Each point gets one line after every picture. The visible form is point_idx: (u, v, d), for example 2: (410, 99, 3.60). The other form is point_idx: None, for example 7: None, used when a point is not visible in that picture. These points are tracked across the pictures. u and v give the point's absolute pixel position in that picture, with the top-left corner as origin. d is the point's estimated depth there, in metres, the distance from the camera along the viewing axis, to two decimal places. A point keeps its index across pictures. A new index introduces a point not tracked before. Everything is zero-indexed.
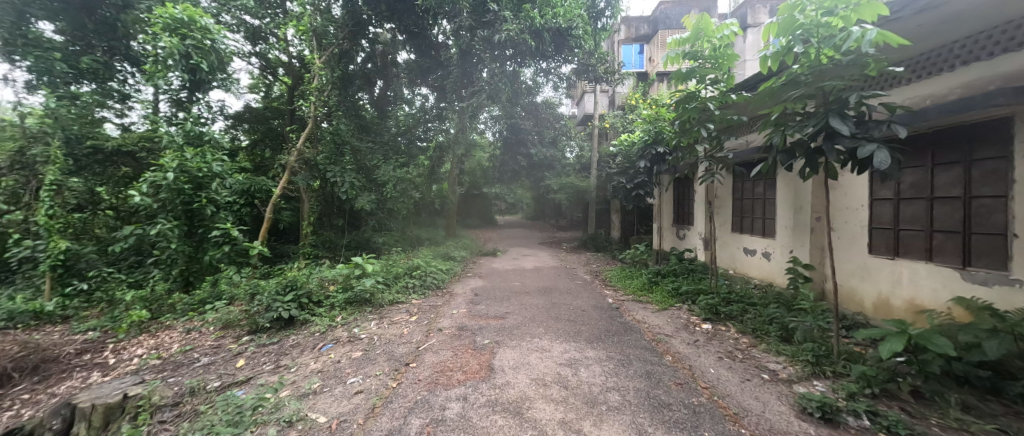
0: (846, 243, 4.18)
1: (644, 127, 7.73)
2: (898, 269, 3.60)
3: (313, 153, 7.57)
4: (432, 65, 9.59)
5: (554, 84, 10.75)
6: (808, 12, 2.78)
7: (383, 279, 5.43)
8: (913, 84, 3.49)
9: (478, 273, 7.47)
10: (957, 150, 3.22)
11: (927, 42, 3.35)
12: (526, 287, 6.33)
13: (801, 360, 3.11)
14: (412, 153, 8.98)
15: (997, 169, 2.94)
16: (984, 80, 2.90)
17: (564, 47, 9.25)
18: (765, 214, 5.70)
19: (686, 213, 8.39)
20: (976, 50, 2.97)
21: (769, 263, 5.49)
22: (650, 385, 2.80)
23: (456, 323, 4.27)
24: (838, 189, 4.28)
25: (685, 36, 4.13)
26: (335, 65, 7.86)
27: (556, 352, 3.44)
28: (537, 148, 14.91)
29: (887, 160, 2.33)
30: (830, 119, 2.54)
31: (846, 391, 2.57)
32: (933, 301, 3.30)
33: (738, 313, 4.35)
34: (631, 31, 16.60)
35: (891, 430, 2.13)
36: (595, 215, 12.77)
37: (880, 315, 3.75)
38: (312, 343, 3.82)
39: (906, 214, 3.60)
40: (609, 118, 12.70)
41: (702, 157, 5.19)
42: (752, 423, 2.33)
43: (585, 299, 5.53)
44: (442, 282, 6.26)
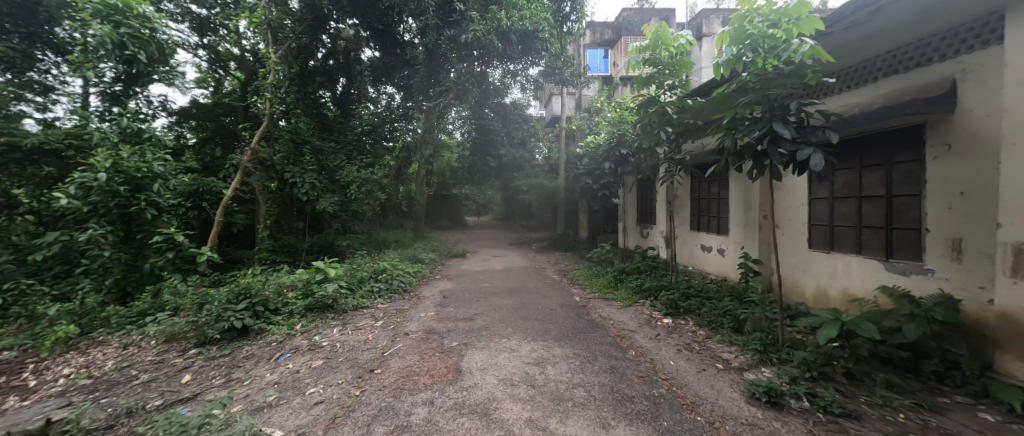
0: (789, 239, 4.53)
1: (608, 130, 7.99)
2: (834, 262, 3.95)
3: (269, 153, 7.16)
4: (398, 63, 9.37)
5: (521, 85, 10.91)
6: (756, 23, 3.02)
7: (348, 284, 5.23)
8: (844, 93, 3.86)
9: (448, 276, 7.39)
10: (880, 153, 3.56)
11: (854, 56, 3.75)
12: (495, 288, 6.33)
13: (751, 349, 3.33)
14: (379, 154, 8.66)
15: (913, 171, 3.28)
16: (902, 91, 3.27)
17: (531, 50, 9.36)
18: (720, 213, 6.05)
19: (649, 212, 8.74)
20: (893, 65, 3.40)
21: (724, 259, 5.83)
22: (614, 380, 2.89)
23: (423, 327, 4.20)
24: (782, 189, 4.63)
25: (645, 44, 4.37)
26: (291, 58, 7.63)
27: (524, 352, 3.47)
28: (506, 148, 14.92)
29: (822, 163, 2.56)
30: (773, 124, 2.77)
31: (788, 376, 2.75)
32: (863, 289, 3.65)
33: (696, 307, 4.58)
34: (595, 35, 17.09)
35: (827, 410, 2.33)
36: (563, 215, 12.98)
37: (819, 304, 4.10)
38: (268, 354, 3.61)
39: (840, 212, 3.95)
40: (577, 120, 12.93)
41: (662, 159, 5.44)
42: (707, 410, 2.47)
43: (552, 298, 5.60)
44: (410, 285, 6.12)
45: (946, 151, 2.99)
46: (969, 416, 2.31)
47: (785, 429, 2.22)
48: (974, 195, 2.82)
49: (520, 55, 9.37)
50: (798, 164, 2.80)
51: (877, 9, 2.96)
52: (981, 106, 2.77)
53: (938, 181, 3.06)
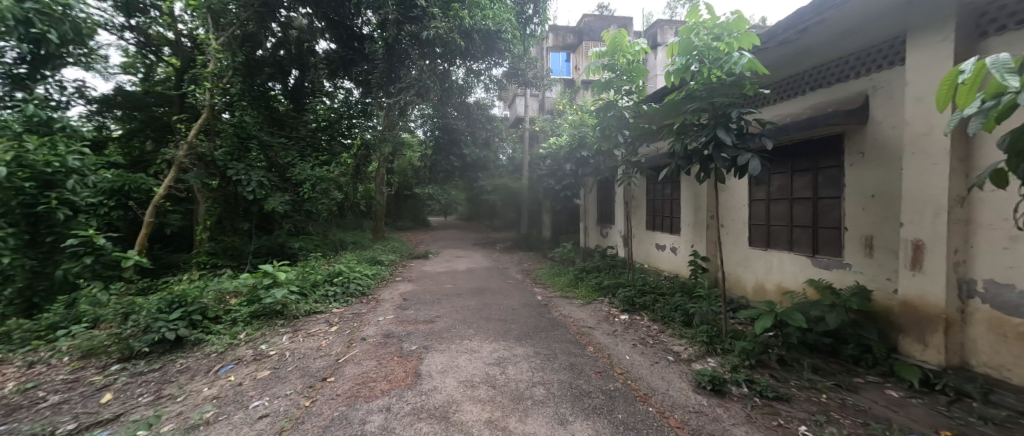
0: (733, 238, 4.88)
1: (569, 132, 8.17)
2: (770, 258, 4.30)
3: (209, 148, 6.58)
4: (357, 57, 9.00)
5: (485, 85, 10.91)
6: (702, 36, 3.22)
7: (299, 288, 4.95)
8: (777, 104, 4.23)
9: (409, 277, 7.20)
10: (807, 159, 3.93)
11: (784, 71, 4.13)
12: (457, 289, 6.25)
13: (698, 340, 3.55)
14: (336, 152, 8.24)
15: (834, 176, 3.65)
16: (826, 103, 3.63)
17: (494, 50, 9.36)
18: (672, 213, 6.38)
19: (608, 213, 9.05)
20: (816, 80, 3.79)
21: (676, 257, 6.17)
22: (573, 376, 2.96)
23: (382, 331, 4.07)
24: (726, 191, 4.98)
25: (604, 50, 4.56)
26: (235, 45, 7.15)
27: (485, 352, 3.46)
28: (470, 148, 14.17)
29: (760, 167, 2.81)
30: (718, 131, 2.99)
31: (730, 364, 2.96)
32: (794, 282, 4.00)
33: (651, 303, 4.81)
34: (558, 39, 17.46)
35: (763, 395, 2.54)
36: (526, 216, 13.09)
37: (758, 297, 4.45)
38: (206, 366, 3.33)
39: (775, 212, 4.31)
40: (540, 121, 13.09)
41: (620, 162, 5.67)
42: (658, 401, 2.60)
43: (515, 298, 5.63)
44: (368, 288, 5.88)
45: (860, 158, 3.36)
46: (878, 393, 2.62)
47: (726, 415, 2.40)
48: (882, 198, 3.19)
49: (483, 55, 9.37)
50: (739, 168, 3.04)
51: (804, 28, 3.29)
52: (887, 119, 3.15)
53: (854, 184, 3.43)
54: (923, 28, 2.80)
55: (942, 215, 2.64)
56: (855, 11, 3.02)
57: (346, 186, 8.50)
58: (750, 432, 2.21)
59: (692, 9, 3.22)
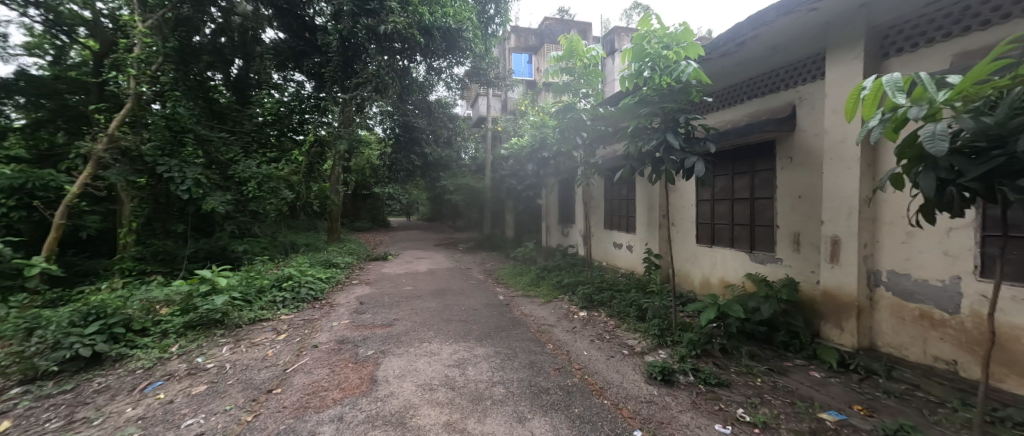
0: (682, 236, 5.18)
1: (531, 132, 8.22)
2: (714, 255, 4.61)
3: (135, 141, 5.80)
4: (308, 49, 8.79)
5: (446, 83, 10.82)
6: (653, 43, 3.38)
7: (242, 295, 4.59)
8: (719, 111, 4.54)
9: (367, 280, 6.93)
10: (745, 163, 4.25)
11: (724, 81, 4.45)
12: (418, 291, 6.11)
13: (650, 334, 3.73)
14: (286, 148, 7.67)
15: (768, 179, 3.98)
16: (761, 112, 3.96)
17: (455, 48, 9.28)
18: (629, 213, 6.65)
19: (568, 213, 9.26)
20: (751, 91, 4.12)
21: (632, 255, 6.44)
22: (532, 374, 3.00)
23: (335, 337, 3.89)
24: (676, 192, 5.28)
25: (561, 54, 4.65)
26: (165, 29, 6.51)
27: (444, 354, 3.42)
28: (431, 147, 13.92)
29: (705, 170, 3.01)
30: (667, 135, 3.18)
31: (678, 354, 3.14)
32: (734, 276, 4.32)
33: (608, 299, 4.98)
34: (520, 40, 17.60)
35: (707, 382, 2.73)
36: (488, 216, 13.07)
37: (704, 290, 4.77)
38: (129, 385, 2.99)
39: (718, 211, 4.62)
40: (502, 122, 13.11)
41: (579, 163, 5.82)
42: (613, 393, 2.69)
43: (477, 299, 5.62)
44: (321, 292, 5.58)
45: (789, 162, 3.69)
46: (803, 375, 2.91)
47: (674, 403, 2.54)
48: (807, 199, 3.53)
49: (444, 52, 9.27)
50: (686, 170, 3.24)
51: (742, 41, 3.57)
52: (810, 127, 3.48)
53: (784, 186, 3.77)
54: (839, 48, 3.13)
55: (854, 214, 2.97)
56: (785, 27, 3.32)
57: (297, 184, 8.01)
58: (695, 418, 2.36)
59: (642, 17, 3.35)
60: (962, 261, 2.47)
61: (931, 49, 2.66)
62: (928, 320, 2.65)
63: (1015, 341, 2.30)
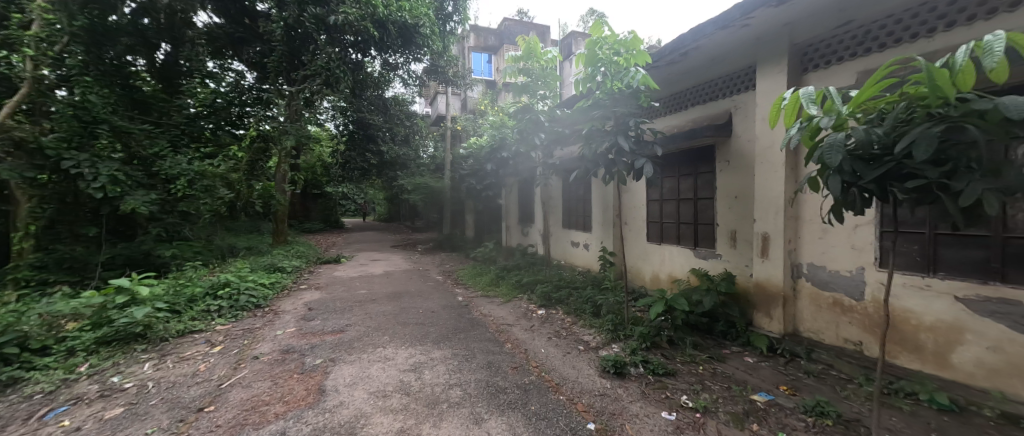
0: (634, 234, 5.43)
1: (491, 132, 8.17)
2: (663, 252, 4.88)
3: (33, 133, 4.98)
4: (248, 36, 8.18)
5: (402, 80, 10.57)
6: (604, 50, 3.50)
7: (169, 305, 4.16)
8: (666, 116, 4.81)
9: (317, 285, 6.55)
10: (689, 165, 4.53)
11: (670, 89, 4.73)
12: (373, 294, 5.88)
13: (604, 329, 3.87)
14: (224, 143, 7.01)
15: (709, 180, 4.28)
16: (703, 118, 4.24)
17: (412, 44, 9.09)
18: (585, 212, 6.85)
19: (528, 213, 9.36)
20: (694, 98, 4.40)
21: (589, 253, 6.65)
22: (490, 375, 3.00)
23: (279, 346, 3.64)
24: (628, 192, 5.51)
25: (519, 55, 4.64)
26: (72, 5, 5.74)
27: (400, 359, 3.31)
28: (388, 145, 13.51)
29: (653, 172, 3.19)
30: (618, 138, 3.37)
31: (630, 348, 3.29)
32: (680, 271, 4.61)
33: (565, 297, 5.10)
34: (479, 40, 17.53)
35: (656, 373, 2.88)
36: (448, 216, 12.86)
37: (653, 286, 5.03)
38: (25, 412, 2.60)
39: (665, 211, 4.89)
40: (461, 121, 12.99)
41: (539, 163, 5.90)
42: (569, 389, 2.76)
43: (435, 300, 5.51)
44: (264, 299, 5.20)
45: (727, 165, 3.99)
46: (739, 360, 3.16)
47: (625, 394, 2.66)
48: (742, 199, 3.84)
49: (400, 48, 9.05)
50: (636, 171, 3.44)
51: (685, 52, 3.81)
52: (744, 133, 3.78)
53: (723, 188, 4.06)
54: (770, 62, 3.41)
55: (781, 213, 3.27)
56: (722, 40, 3.60)
57: (239, 183, 7.39)
58: (644, 407, 2.48)
59: (594, 23, 3.43)
60: (866, 253, 2.81)
61: (842, 67, 3.00)
62: (840, 306, 2.98)
63: (905, 321, 2.66)
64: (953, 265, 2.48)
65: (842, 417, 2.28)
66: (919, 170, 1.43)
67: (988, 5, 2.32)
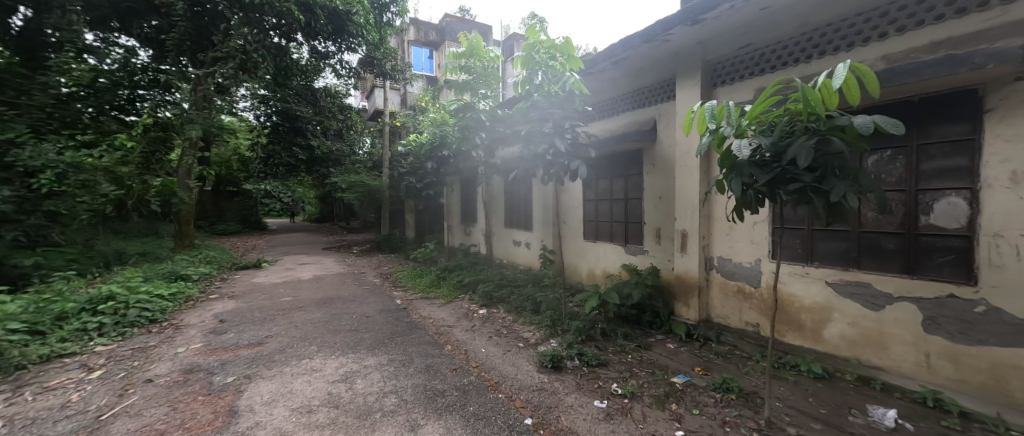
0: (571, 232, 5.65)
1: (431, 130, 7.97)
2: (597, 249, 5.14)
3: None
4: (140, 7, 7.00)
5: (334, 70, 9.90)
6: (541, 53, 3.57)
7: (27, 326, 3.46)
8: (599, 121, 5.07)
9: (232, 294, 5.86)
10: (620, 167, 4.83)
11: (602, 95, 4.99)
12: (300, 301, 5.42)
13: (543, 325, 3.98)
14: (109, 131, 6.02)
15: (637, 182, 4.60)
16: (632, 124, 4.54)
17: (344, 32, 8.63)
18: (526, 211, 6.98)
19: (470, 212, 9.30)
20: (624, 104, 4.69)
21: (530, 251, 6.79)
22: (428, 378, 2.92)
23: (182, 366, 3.20)
24: (565, 192, 5.72)
25: (461, 51, 4.64)
26: None
27: (329, 370, 3.09)
28: (318, 140, 12.54)
29: (587, 172, 3.35)
30: (555, 140, 3.50)
31: (566, 341, 3.42)
32: (612, 266, 4.90)
33: (505, 295, 5.15)
34: (419, 34, 17.00)
35: (590, 365, 3.02)
36: (387, 216, 12.29)
37: (589, 281, 5.29)
38: None
39: (599, 210, 5.16)
40: (400, 117, 12.49)
41: (480, 162, 5.88)
42: (508, 386, 2.79)
43: (371, 305, 5.24)
44: (163, 312, 4.53)
45: (652, 168, 4.32)
46: (661, 347, 3.44)
47: (561, 386, 2.76)
48: (665, 199, 4.18)
49: (331, 35, 8.55)
50: (572, 173, 3.60)
51: (616, 61, 4.05)
52: (667, 138, 4.12)
53: (648, 189, 4.39)
54: (687, 75, 3.74)
55: (696, 212, 3.63)
56: (646, 54, 3.89)
57: (134, 180, 6.10)
58: (579, 398, 2.59)
59: (530, 27, 3.48)
60: (762, 247, 3.22)
61: (743, 83, 3.41)
62: (742, 294, 3.39)
63: (790, 304, 3.09)
64: (825, 256, 2.94)
65: (743, 391, 2.60)
66: (798, 175, 1.69)
67: (848, 39, 2.78)
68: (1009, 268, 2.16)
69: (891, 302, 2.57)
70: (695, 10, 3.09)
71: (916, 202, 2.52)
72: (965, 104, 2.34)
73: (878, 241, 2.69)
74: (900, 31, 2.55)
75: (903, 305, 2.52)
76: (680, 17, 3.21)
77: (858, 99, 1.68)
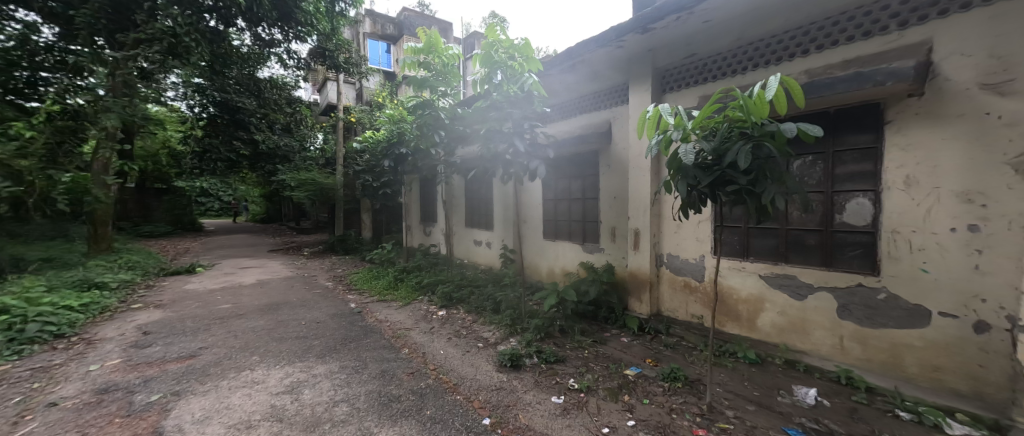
0: (531, 231, 5.71)
1: (388, 127, 7.71)
2: (556, 248, 5.23)
3: None
4: None
5: (280, 59, 9.27)
6: (500, 53, 3.57)
7: None
8: (557, 122, 5.16)
9: (159, 302, 5.30)
10: (577, 168, 4.95)
11: (560, 97, 5.08)
12: (241, 308, 5.02)
13: (503, 324, 3.98)
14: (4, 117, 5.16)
15: (594, 182, 4.74)
16: (589, 126, 4.67)
17: (291, 19, 8.14)
18: (486, 211, 6.96)
19: (430, 212, 9.11)
20: (580, 107, 4.81)
21: (491, 251, 6.77)
22: (383, 384, 2.82)
23: (95, 386, 2.84)
24: (525, 192, 5.77)
25: (419, 47, 4.51)
26: None
27: (272, 381, 2.89)
28: (262, 134, 11.68)
29: (546, 172, 3.41)
30: (514, 140, 3.52)
31: (525, 340, 3.45)
32: (570, 264, 5.01)
33: (466, 296, 5.09)
34: (376, 27, 16.38)
35: (548, 362, 3.07)
36: (341, 216, 11.72)
37: (548, 279, 5.38)
38: None
39: (558, 209, 5.26)
40: (355, 112, 11.95)
41: (439, 161, 5.77)
42: (466, 387, 2.77)
43: (322, 309, 4.97)
44: (72, 326, 4.00)
45: (607, 169, 4.47)
46: (616, 341, 3.58)
47: (520, 384, 2.78)
48: (620, 199, 4.35)
49: (276, 21, 8.01)
50: (530, 172, 3.64)
51: (573, 64, 4.14)
52: (621, 141, 4.28)
53: (604, 189, 4.54)
54: (639, 80, 3.91)
55: (647, 211, 3.81)
56: (601, 58, 4.01)
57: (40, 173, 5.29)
58: (537, 395, 2.63)
59: (490, 26, 3.48)
60: (706, 244, 3.45)
61: (688, 90, 3.63)
62: (689, 288, 3.61)
63: (729, 296, 3.33)
64: (759, 251, 3.19)
65: (688, 379, 2.77)
66: (734, 177, 1.83)
67: (777, 54, 3.06)
68: (904, 260, 2.48)
69: (812, 292, 2.86)
70: (645, 19, 3.24)
71: (832, 203, 2.82)
72: (870, 116, 2.65)
73: (802, 238, 2.98)
74: (819, 49, 2.84)
75: (821, 294, 2.81)
76: (632, 24, 3.35)
77: (786, 108, 1.85)
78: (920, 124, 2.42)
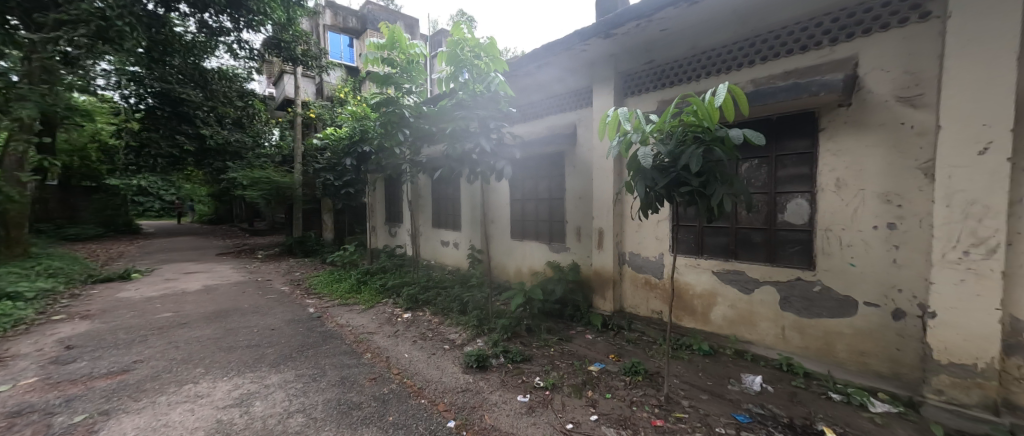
0: (498, 231, 5.72)
1: (349, 124, 7.43)
2: (523, 247, 5.27)
3: None
4: None
5: (229, 49, 8.69)
6: (466, 52, 3.54)
7: None
8: (524, 123, 5.20)
9: (86, 313, 4.79)
10: (544, 168, 5.02)
11: (527, 98, 5.12)
12: (185, 317, 4.64)
13: (470, 325, 3.96)
14: None
15: (559, 183, 4.81)
16: (555, 127, 4.74)
17: (241, 7, 7.65)
18: (453, 211, 6.87)
19: (395, 212, 8.87)
20: (546, 108, 4.87)
21: (458, 251, 6.70)
22: (343, 391, 2.72)
23: (5, 409, 2.52)
24: (493, 191, 5.76)
25: (382, 42, 4.39)
26: None
27: (219, 394, 2.70)
28: (210, 128, 10.87)
29: (511, 173, 3.42)
30: (480, 140, 3.50)
31: (491, 340, 3.44)
32: (537, 264, 5.06)
33: (432, 298, 5.01)
34: (337, 20, 15.72)
35: (514, 361, 3.09)
36: (300, 216, 11.15)
37: (516, 279, 5.40)
38: None
39: (525, 209, 5.30)
40: (314, 108, 11.41)
41: (404, 161, 5.63)
42: (431, 390, 2.72)
43: (277, 315, 4.70)
44: None
45: (572, 169, 4.56)
46: (581, 338, 3.66)
47: (485, 385, 2.77)
48: (584, 199, 4.45)
49: (223, 7, 7.49)
50: (496, 172, 3.64)
51: (539, 66, 4.19)
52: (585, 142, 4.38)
53: (569, 189, 4.62)
54: (602, 84, 4.02)
55: (610, 211, 3.93)
56: (566, 61, 4.08)
57: None
58: (502, 395, 2.64)
59: (455, 25, 3.47)
60: (664, 242, 3.61)
61: (648, 95, 3.78)
62: (648, 285, 3.76)
63: (685, 292, 3.51)
64: (712, 249, 3.38)
65: (648, 372, 2.89)
66: (688, 179, 1.93)
67: (727, 63, 3.25)
68: (835, 255, 2.72)
69: (758, 287, 3.07)
70: (607, 25, 3.33)
71: (775, 203, 3.04)
72: (808, 123, 2.88)
73: (749, 236, 3.18)
74: (763, 60, 3.05)
75: (766, 288, 3.02)
76: (595, 29, 3.44)
77: (733, 114, 1.96)
78: (848, 131, 2.67)
